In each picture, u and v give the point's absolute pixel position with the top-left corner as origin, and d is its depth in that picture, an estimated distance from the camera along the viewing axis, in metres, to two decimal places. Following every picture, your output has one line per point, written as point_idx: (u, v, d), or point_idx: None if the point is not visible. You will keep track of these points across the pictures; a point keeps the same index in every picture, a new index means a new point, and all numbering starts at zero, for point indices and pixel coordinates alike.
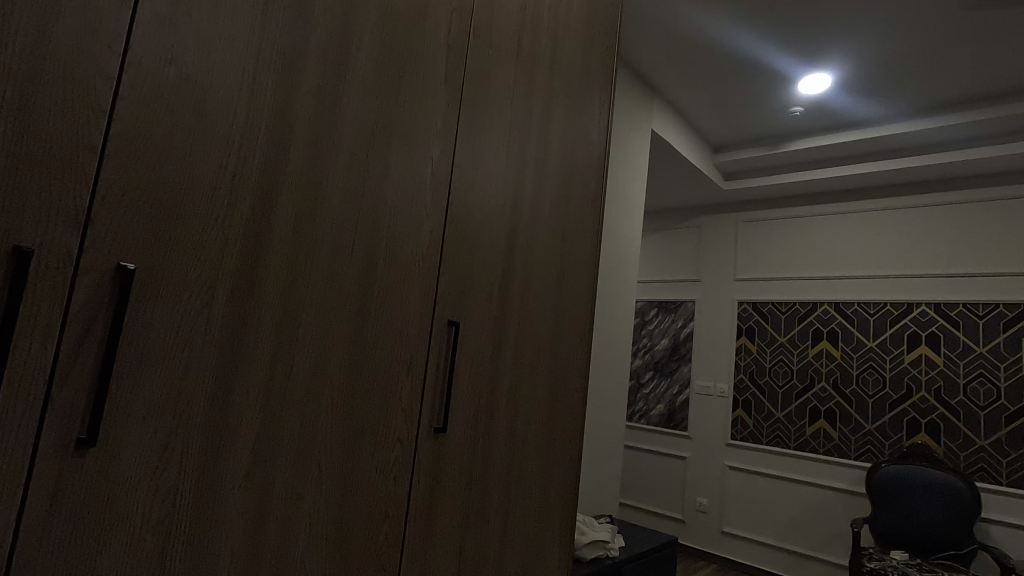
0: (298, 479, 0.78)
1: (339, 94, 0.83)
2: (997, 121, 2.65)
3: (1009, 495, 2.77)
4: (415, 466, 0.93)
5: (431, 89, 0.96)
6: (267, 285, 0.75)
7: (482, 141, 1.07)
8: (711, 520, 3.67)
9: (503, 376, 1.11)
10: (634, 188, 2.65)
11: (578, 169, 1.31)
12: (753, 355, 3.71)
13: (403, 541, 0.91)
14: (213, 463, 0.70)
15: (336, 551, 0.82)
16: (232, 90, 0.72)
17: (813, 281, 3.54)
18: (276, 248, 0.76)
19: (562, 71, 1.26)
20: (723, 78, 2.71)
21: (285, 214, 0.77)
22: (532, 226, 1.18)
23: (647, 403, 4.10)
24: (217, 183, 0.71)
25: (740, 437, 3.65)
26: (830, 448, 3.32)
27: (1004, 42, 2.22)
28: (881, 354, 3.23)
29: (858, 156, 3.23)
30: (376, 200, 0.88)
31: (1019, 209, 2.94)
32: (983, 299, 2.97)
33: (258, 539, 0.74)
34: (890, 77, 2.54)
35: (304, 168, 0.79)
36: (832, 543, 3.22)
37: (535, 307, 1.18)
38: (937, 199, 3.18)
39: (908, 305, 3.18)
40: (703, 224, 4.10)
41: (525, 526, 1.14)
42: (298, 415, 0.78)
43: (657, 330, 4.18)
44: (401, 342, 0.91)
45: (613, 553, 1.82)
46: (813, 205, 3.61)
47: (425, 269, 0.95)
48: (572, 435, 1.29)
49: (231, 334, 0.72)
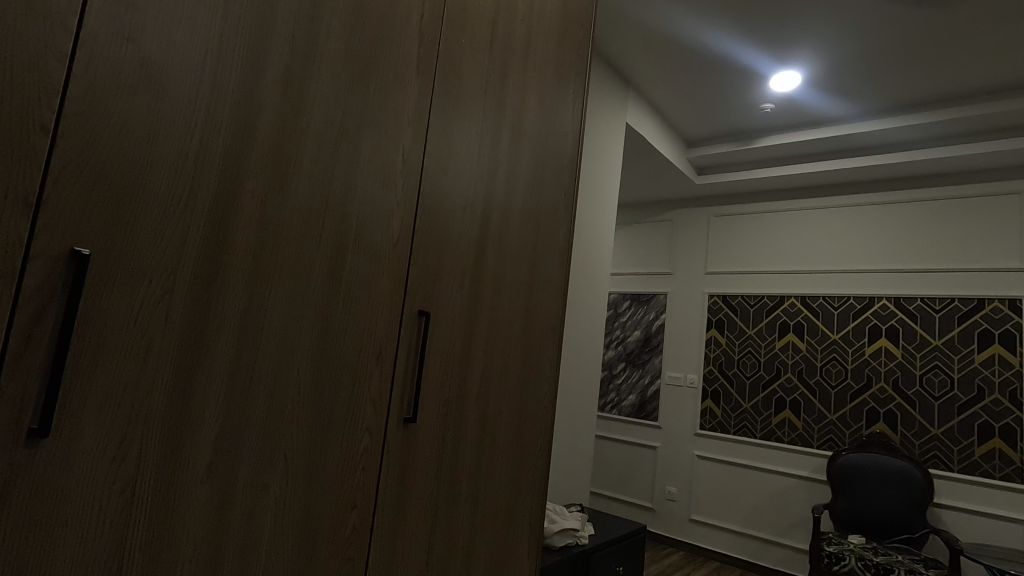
0: (262, 472, 0.77)
1: (307, 80, 0.82)
2: (956, 121, 2.76)
3: (959, 481, 2.91)
4: (383, 456, 0.93)
5: (402, 76, 0.95)
6: (232, 274, 0.74)
7: (456, 130, 1.06)
8: (680, 508, 3.75)
9: (475, 366, 1.11)
10: (608, 180, 2.66)
11: (552, 161, 1.32)
12: (721, 346, 3.79)
13: (372, 532, 0.91)
14: (173, 456, 0.68)
15: (302, 543, 0.82)
16: (195, 72, 0.70)
17: (781, 275, 3.63)
18: (241, 235, 0.74)
19: (536, 63, 1.26)
20: (697, 74, 2.74)
21: (250, 200, 0.75)
22: (505, 217, 1.18)
23: (619, 393, 4.16)
24: (178, 168, 0.69)
25: (709, 427, 3.74)
26: (794, 437, 3.42)
27: (964, 46, 2.31)
28: (844, 346, 3.34)
29: (826, 153, 3.31)
30: (345, 188, 0.87)
31: (975, 208, 3.07)
32: (939, 293, 3.09)
33: (220, 531, 0.73)
34: (856, 76, 2.61)
35: (271, 154, 0.78)
36: (794, 528, 3.33)
37: (507, 300, 1.19)
38: (899, 196, 3.29)
39: (870, 299, 3.29)
40: (676, 217, 4.16)
41: (496, 516, 1.16)
42: (264, 407, 0.77)
43: (630, 322, 4.23)
44: (372, 332, 0.90)
45: (583, 541, 1.85)
46: (783, 201, 3.69)
47: (396, 258, 0.94)
48: (544, 425, 1.30)
49: (193, 322, 0.70)
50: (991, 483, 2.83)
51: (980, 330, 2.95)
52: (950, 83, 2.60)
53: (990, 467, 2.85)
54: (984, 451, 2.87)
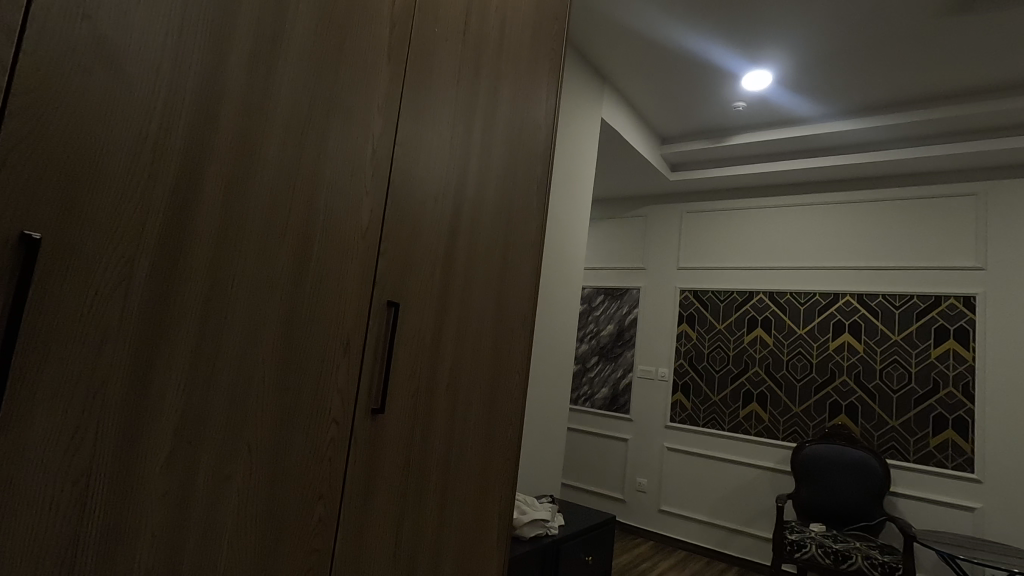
0: (225, 462, 0.76)
1: (274, 65, 0.80)
2: (917, 124, 2.85)
3: (915, 471, 3.02)
4: (351, 448, 0.92)
5: (372, 64, 0.94)
6: (192, 261, 0.72)
7: (427, 119, 1.05)
8: (649, 499, 3.82)
9: (445, 358, 1.11)
10: (582, 175, 2.68)
11: (525, 154, 1.32)
12: (692, 340, 3.86)
13: (338, 524, 0.91)
14: (131, 447, 0.67)
15: (266, 535, 0.81)
16: (153, 52, 0.68)
17: (750, 271, 3.71)
18: (203, 223, 0.73)
19: (510, 55, 1.26)
20: (670, 72, 2.77)
21: (212, 186, 0.74)
22: (477, 209, 1.18)
23: (592, 387, 4.21)
24: (135, 152, 0.67)
25: (679, 419, 3.81)
26: (761, 429, 3.50)
27: (925, 50, 2.39)
28: (809, 340, 3.43)
29: (795, 152, 3.39)
30: (313, 176, 0.85)
31: (934, 208, 3.18)
32: (900, 290, 3.19)
33: (180, 524, 0.72)
34: (823, 77, 2.68)
35: (236, 139, 0.76)
36: (759, 518, 3.42)
37: (478, 291, 1.19)
38: (863, 196, 3.39)
39: (835, 295, 3.39)
40: (650, 213, 4.20)
41: (464, 507, 1.16)
42: (226, 398, 0.75)
43: (603, 316, 4.27)
44: (338, 321, 0.89)
45: (552, 532, 1.87)
46: (754, 199, 3.77)
47: (364, 249, 0.93)
48: (514, 416, 1.31)
49: (151, 310, 0.68)
50: (945, 472, 2.95)
51: (937, 326, 3.07)
52: (914, 86, 2.68)
53: (944, 457, 2.97)
54: (939, 441, 2.99)
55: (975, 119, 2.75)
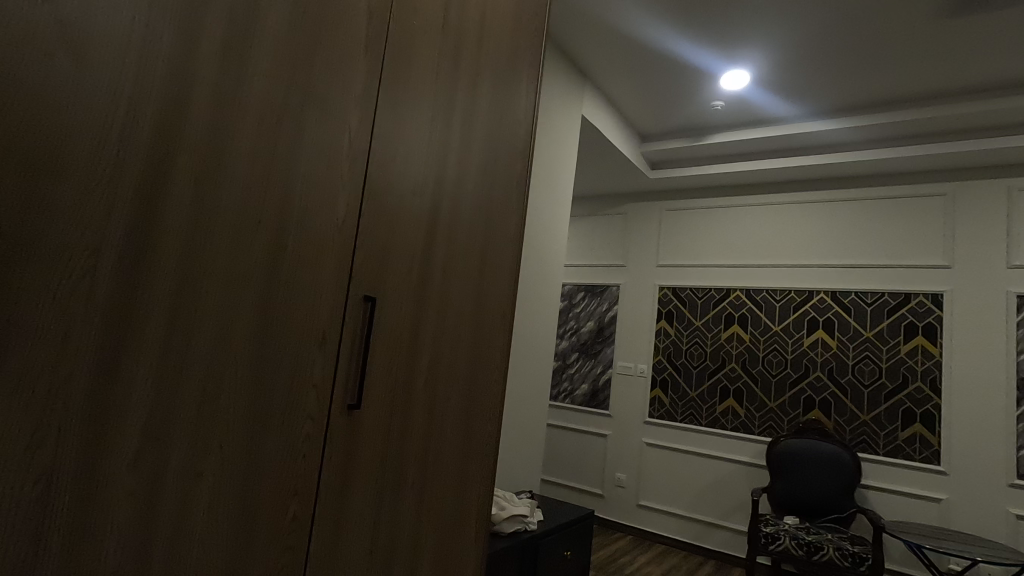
0: (195, 458, 0.74)
1: (248, 53, 0.79)
2: (888, 125, 2.92)
3: (884, 463, 3.10)
4: (327, 443, 0.91)
5: (350, 54, 0.93)
6: (161, 251, 0.70)
7: (405, 112, 1.04)
8: (628, 494, 3.86)
9: (423, 354, 1.10)
10: (563, 172, 2.68)
11: (505, 149, 1.31)
12: (671, 337, 3.90)
13: (313, 520, 0.90)
14: (97, 442, 0.65)
15: (239, 531, 0.79)
16: (120, 37, 0.67)
17: (728, 268, 3.76)
18: (174, 214, 0.71)
19: (489, 50, 1.25)
20: (650, 70, 2.79)
21: (183, 175, 0.72)
22: (456, 204, 1.17)
23: (572, 383, 4.23)
24: (100, 139, 0.65)
25: (657, 415, 3.84)
26: (737, 424, 3.56)
27: (895, 53, 2.45)
28: (784, 337, 3.50)
29: (772, 151, 3.44)
30: (287, 168, 0.84)
31: (905, 208, 3.26)
32: (872, 288, 3.27)
33: (150, 520, 0.70)
34: (798, 78, 2.73)
35: (209, 128, 0.75)
36: (735, 511, 3.47)
37: (457, 287, 1.18)
38: (837, 195, 3.46)
39: (810, 293, 3.45)
40: (630, 210, 4.23)
41: (442, 504, 1.16)
42: (197, 394, 0.74)
43: (584, 313, 4.30)
44: (314, 316, 0.88)
45: (531, 527, 1.87)
46: (732, 197, 3.83)
47: (341, 243, 0.92)
48: (493, 411, 1.31)
49: (119, 303, 0.67)
50: (912, 465, 3.03)
51: (907, 323, 3.15)
52: (886, 87, 2.74)
53: (911, 450, 3.05)
54: (907, 435, 3.07)
55: (945, 121, 2.82)
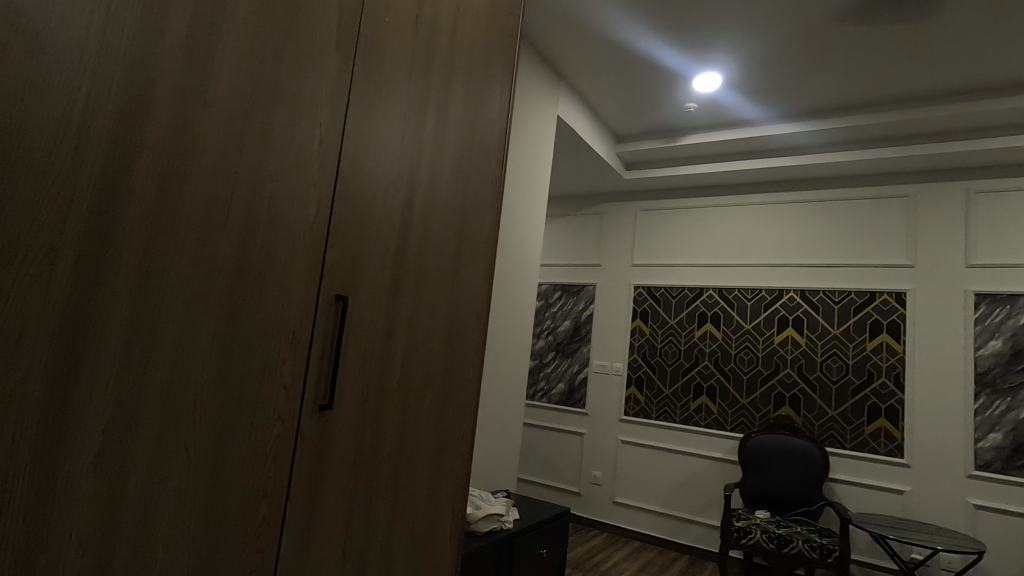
0: (160, 462, 0.72)
1: (214, 48, 0.77)
2: (854, 128, 3.01)
3: (851, 457, 3.19)
4: (298, 445, 0.90)
5: (320, 50, 0.92)
6: (122, 250, 0.68)
7: (378, 110, 1.03)
8: (604, 492, 3.89)
9: (397, 354, 1.10)
10: (538, 172, 2.69)
11: (479, 148, 1.31)
12: (645, 335, 3.94)
13: (283, 523, 0.88)
14: (53, 448, 0.63)
15: (206, 536, 0.78)
16: (77, 27, 0.65)
17: (701, 268, 3.82)
18: (135, 211, 0.69)
19: (463, 48, 1.25)
20: (624, 71, 2.82)
21: (145, 172, 0.70)
22: (430, 204, 1.17)
23: (549, 382, 4.25)
24: (57, 135, 0.63)
25: (632, 413, 3.89)
26: (710, 421, 3.62)
27: (859, 58, 2.52)
28: (755, 335, 3.57)
29: (743, 153, 3.51)
30: (256, 165, 0.83)
31: (870, 209, 3.36)
32: (839, 287, 3.36)
33: (112, 526, 0.68)
34: (767, 81, 2.79)
35: (173, 125, 0.73)
36: (709, 507, 3.53)
37: (430, 285, 1.18)
38: (806, 196, 3.55)
39: (779, 292, 3.53)
40: (606, 210, 4.26)
41: (416, 506, 1.15)
42: (161, 396, 0.72)
43: (560, 312, 4.32)
44: (284, 315, 0.87)
45: (507, 526, 1.87)
46: (705, 198, 3.89)
47: (312, 241, 0.91)
48: (468, 411, 1.31)
49: (76, 304, 0.65)
50: (878, 458, 3.12)
51: (872, 320, 3.25)
52: (851, 91, 2.82)
53: (877, 444, 3.15)
54: (873, 429, 3.16)
55: (907, 125, 2.91)
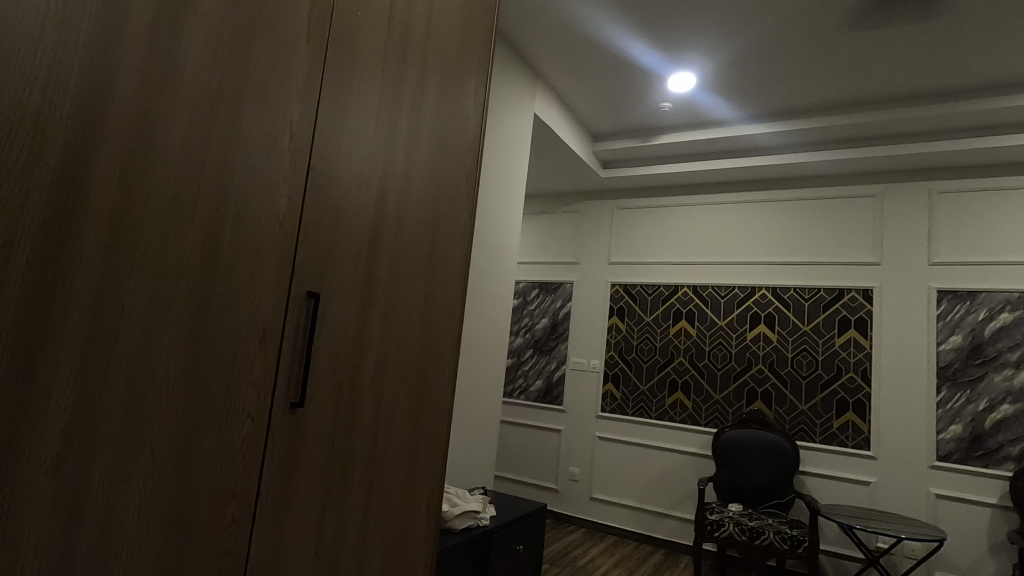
0: (124, 463, 0.71)
1: (179, 40, 0.75)
2: (822, 129, 3.08)
3: (820, 450, 3.27)
4: (268, 443, 0.89)
5: (290, 44, 0.91)
6: (82, 245, 0.66)
7: (351, 105, 1.02)
8: (581, 488, 3.92)
9: (370, 351, 1.09)
10: (515, 169, 2.70)
11: (453, 145, 1.31)
12: (622, 332, 3.98)
13: (253, 523, 0.87)
14: (9, 446, 0.61)
15: (172, 537, 0.76)
16: (33, 15, 0.63)
17: (676, 266, 3.87)
18: (96, 204, 0.67)
19: (437, 45, 1.25)
20: (600, 69, 2.84)
21: (108, 165, 0.68)
22: (403, 200, 1.16)
23: (527, 379, 4.26)
24: (12, 128, 0.62)
25: (609, 409, 3.92)
26: (685, 416, 3.67)
27: (826, 61, 2.59)
28: (729, 331, 3.63)
29: (717, 153, 3.57)
30: (223, 159, 0.81)
31: (838, 208, 3.44)
32: (808, 284, 3.44)
33: (71, 530, 0.66)
34: (739, 81, 2.84)
35: (137, 117, 0.71)
36: (684, 501, 3.58)
37: (405, 282, 1.17)
38: (778, 196, 3.62)
39: (751, 289, 3.61)
40: (583, 209, 4.29)
41: (390, 503, 1.15)
42: (124, 396, 0.70)
43: (538, 310, 4.33)
44: (254, 312, 0.86)
45: (484, 522, 1.87)
46: (681, 197, 3.94)
47: (282, 237, 0.90)
48: (443, 407, 1.31)
49: (33, 300, 0.63)
50: (846, 451, 3.21)
51: (840, 317, 3.34)
52: (820, 92, 2.88)
53: (845, 437, 3.23)
54: (841, 423, 3.25)
55: (873, 127, 2.99)
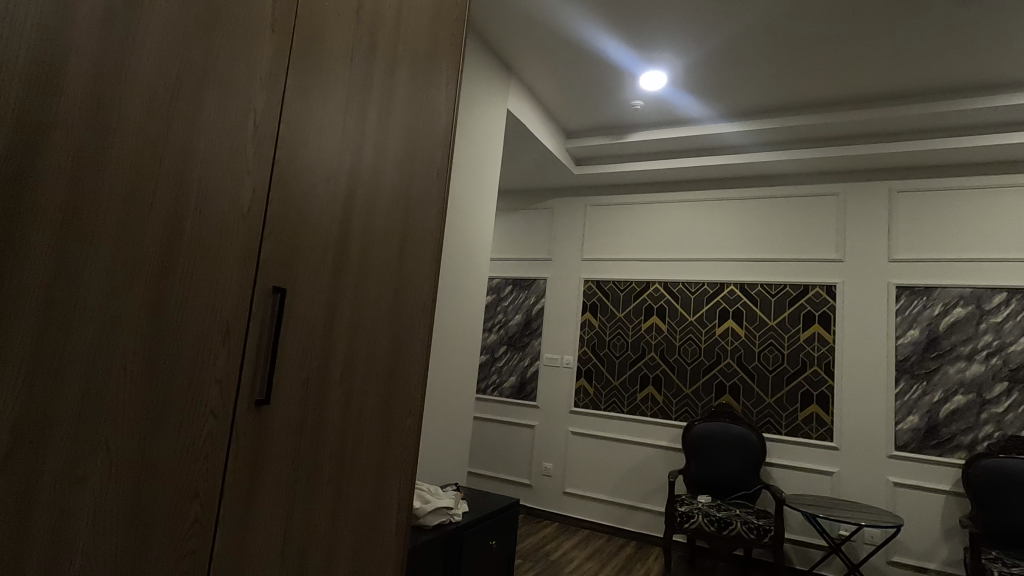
0: (77, 464, 0.68)
1: (136, 29, 0.73)
2: (788, 128, 3.16)
3: (786, 441, 3.36)
4: (231, 441, 0.87)
5: (254, 35, 0.88)
6: (30, 241, 0.64)
7: (317, 97, 1.00)
8: (554, 482, 3.95)
9: (338, 347, 1.07)
10: (487, 165, 2.69)
11: (423, 140, 1.30)
12: (595, 328, 4.01)
13: (217, 523, 0.85)
14: None
15: (132, 541, 0.74)
16: None
17: (648, 262, 3.92)
18: (45, 198, 0.65)
19: (407, 38, 1.23)
20: (573, 66, 2.85)
21: (57, 156, 0.66)
22: (372, 195, 1.14)
23: (500, 375, 4.27)
24: None
25: (582, 404, 3.95)
26: (656, 410, 3.73)
27: (791, 62, 2.66)
28: (698, 326, 3.70)
29: (688, 151, 3.62)
30: (183, 151, 0.79)
31: (803, 206, 3.54)
32: (775, 281, 3.53)
33: (21, 535, 0.64)
34: (709, 81, 2.89)
35: (90, 106, 0.69)
36: (655, 494, 3.64)
37: (374, 278, 1.16)
38: (746, 194, 3.70)
39: (721, 285, 3.68)
40: (557, 205, 4.31)
41: (359, 501, 1.14)
42: (78, 394, 0.68)
43: (511, 306, 4.33)
44: (215, 308, 0.84)
45: (456, 518, 1.87)
46: (652, 194, 3.98)
47: (246, 231, 0.88)
48: (414, 404, 1.29)
49: None
50: (810, 442, 3.31)
51: (805, 312, 3.43)
52: (786, 93, 2.96)
53: (809, 429, 3.33)
54: (805, 415, 3.34)
55: (836, 127, 3.09)
